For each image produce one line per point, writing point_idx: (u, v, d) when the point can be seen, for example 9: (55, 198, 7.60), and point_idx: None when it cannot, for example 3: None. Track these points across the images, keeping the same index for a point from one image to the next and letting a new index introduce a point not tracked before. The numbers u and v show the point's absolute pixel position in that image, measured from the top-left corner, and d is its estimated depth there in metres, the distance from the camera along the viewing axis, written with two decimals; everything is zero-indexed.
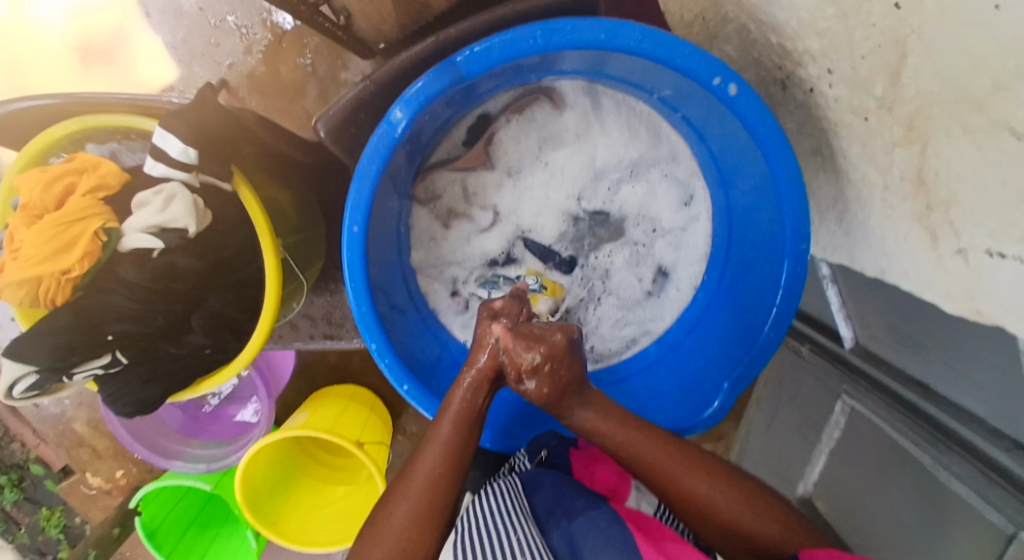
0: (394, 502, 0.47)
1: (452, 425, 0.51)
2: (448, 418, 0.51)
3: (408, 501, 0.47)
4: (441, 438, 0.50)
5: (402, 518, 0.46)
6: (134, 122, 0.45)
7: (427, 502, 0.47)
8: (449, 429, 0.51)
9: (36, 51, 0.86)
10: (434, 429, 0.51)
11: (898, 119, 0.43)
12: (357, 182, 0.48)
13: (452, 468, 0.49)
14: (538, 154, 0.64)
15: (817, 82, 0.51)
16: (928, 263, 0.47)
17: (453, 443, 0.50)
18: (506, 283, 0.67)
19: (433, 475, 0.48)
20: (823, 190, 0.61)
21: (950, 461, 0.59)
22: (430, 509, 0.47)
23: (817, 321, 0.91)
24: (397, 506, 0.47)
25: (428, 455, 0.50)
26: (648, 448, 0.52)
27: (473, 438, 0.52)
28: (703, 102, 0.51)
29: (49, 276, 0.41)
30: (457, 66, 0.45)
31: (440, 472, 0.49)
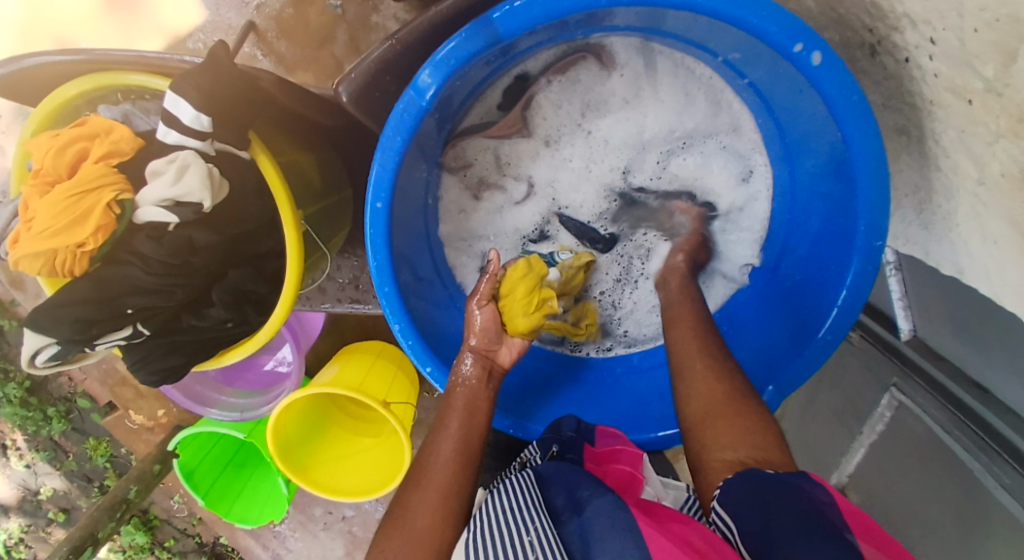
0: (410, 497, 0.45)
1: (461, 417, 0.50)
2: (455, 415, 0.50)
3: (426, 488, 0.45)
4: (448, 429, 0.49)
5: (421, 508, 0.44)
6: (146, 82, 0.42)
7: (443, 493, 0.45)
8: (458, 419, 0.50)
9: None
10: (444, 420, 0.50)
11: (1007, 107, 0.36)
12: (380, 155, 0.44)
13: (466, 456, 0.48)
14: (581, 122, 0.58)
15: (914, 53, 0.43)
16: (1019, 270, 0.41)
17: (462, 430, 0.50)
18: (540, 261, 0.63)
19: (447, 462, 0.47)
20: (904, 175, 0.53)
21: (1002, 472, 0.57)
22: (449, 496, 0.45)
23: (873, 306, 0.85)
24: (415, 495, 0.45)
25: (440, 444, 0.49)
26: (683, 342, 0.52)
27: (484, 424, 0.51)
28: (777, 70, 0.45)
29: (64, 248, 0.39)
30: (493, 24, 0.39)
31: (456, 459, 0.48)
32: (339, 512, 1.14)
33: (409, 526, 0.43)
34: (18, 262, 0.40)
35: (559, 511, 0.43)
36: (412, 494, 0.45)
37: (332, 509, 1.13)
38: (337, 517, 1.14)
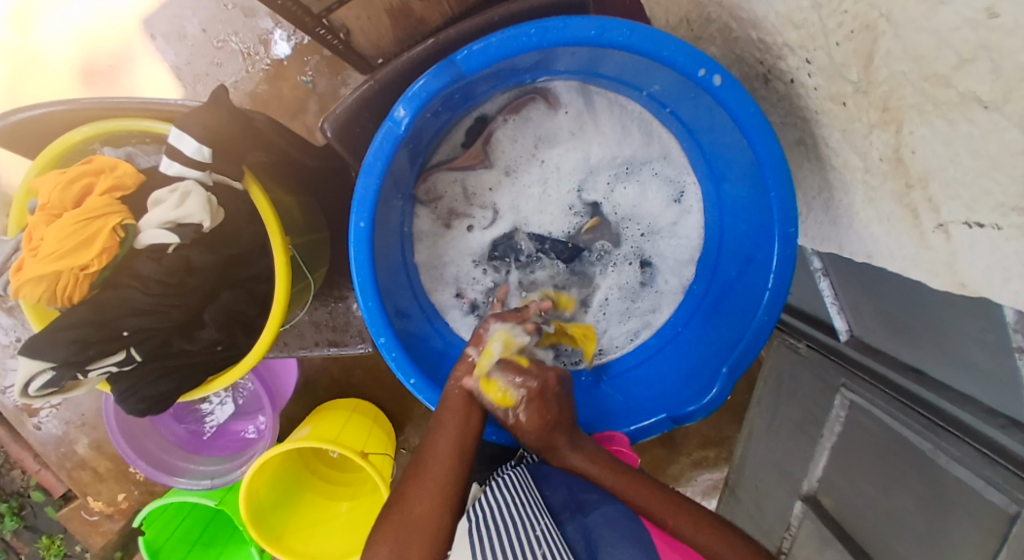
0: (409, 490, 0.49)
1: (456, 412, 0.53)
2: (450, 408, 0.53)
3: (422, 482, 0.49)
4: (448, 425, 0.52)
5: (421, 498, 0.48)
6: (148, 126, 0.47)
7: (444, 483, 0.50)
8: (455, 416, 0.53)
9: (41, 69, 0.89)
10: (439, 416, 0.53)
11: (873, 101, 0.45)
12: (363, 179, 0.50)
13: (461, 454, 0.52)
14: (535, 153, 0.66)
15: (797, 73, 0.54)
16: (910, 240, 0.49)
17: (460, 426, 0.53)
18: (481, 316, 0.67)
19: (445, 454, 0.51)
20: (808, 179, 0.64)
21: (948, 445, 0.61)
22: (447, 490, 0.49)
23: (812, 316, 0.94)
24: (415, 487, 0.49)
25: (440, 438, 0.52)
26: (618, 482, 0.53)
27: (478, 420, 0.54)
28: (691, 95, 0.54)
29: (68, 271, 0.42)
30: (457, 64, 0.48)
31: (452, 454, 0.51)
32: None
33: (411, 519, 0.47)
34: (19, 289, 0.43)
35: (558, 511, 0.50)
36: (409, 487, 0.49)
37: None
38: None
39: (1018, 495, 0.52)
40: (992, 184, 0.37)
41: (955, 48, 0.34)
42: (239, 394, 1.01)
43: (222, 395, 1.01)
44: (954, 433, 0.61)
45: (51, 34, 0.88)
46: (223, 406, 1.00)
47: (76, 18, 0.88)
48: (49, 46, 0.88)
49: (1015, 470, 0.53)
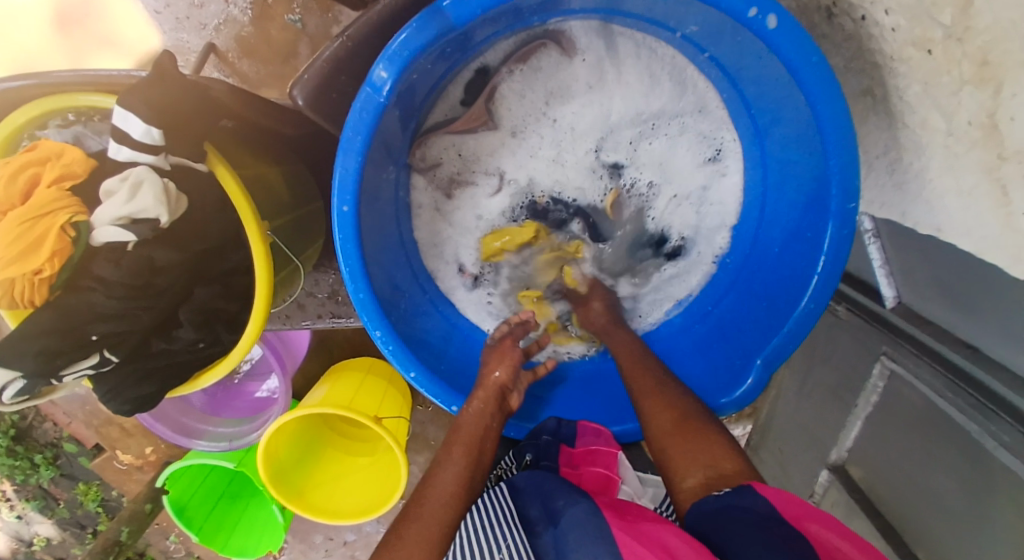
0: (404, 530, 0.41)
1: (464, 449, 0.47)
2: (459, 444, 0.48)
3: (423, 520, 0.42)
4: (453, 462, 0.46)
5: (417, 544, 0.40)
6: (94, 101, 0.41)
7: (444, 526, 0.42)
8: (462, 453, 0.47)
9: (9, 20, 0.81)
10: (445, 450, 0.47)
11: (969, 52, 0.36)
12: (343, 156, 0.43)
13: (469, 496, 0.45)
14: (547, 109, 0.57)
15: (871, 10, 0.43)
16: (993, 219, 0.41)
17: (468, 466, 0.47)
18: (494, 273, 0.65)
19: (450, 493, 0.44)
20: (873, 136, 0.54)
21: (1000, 431, 0.56)
22: (444, 537, 0.41)
23: (857, 279, 0.86)
24: (408, 528, 0.41)
25: (444, 473, 0.46)
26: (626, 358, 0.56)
27: (485, 461, 0.48)
28: (733, 36, 0.44)
29: (20, 277, 0.38)
30: (445, 13, 0.40)
31: (456, 494, 0.44)
32: (339, 537, 1.12)
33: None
34: None
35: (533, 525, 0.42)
36: (403, 532, 0.41)
37: (332, 535, 1.11)
38: (338, 543, 1.12)
39: None
40: None
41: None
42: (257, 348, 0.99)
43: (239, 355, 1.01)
44: (1003, 417, 0.56)
45: None
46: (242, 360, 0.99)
47: None
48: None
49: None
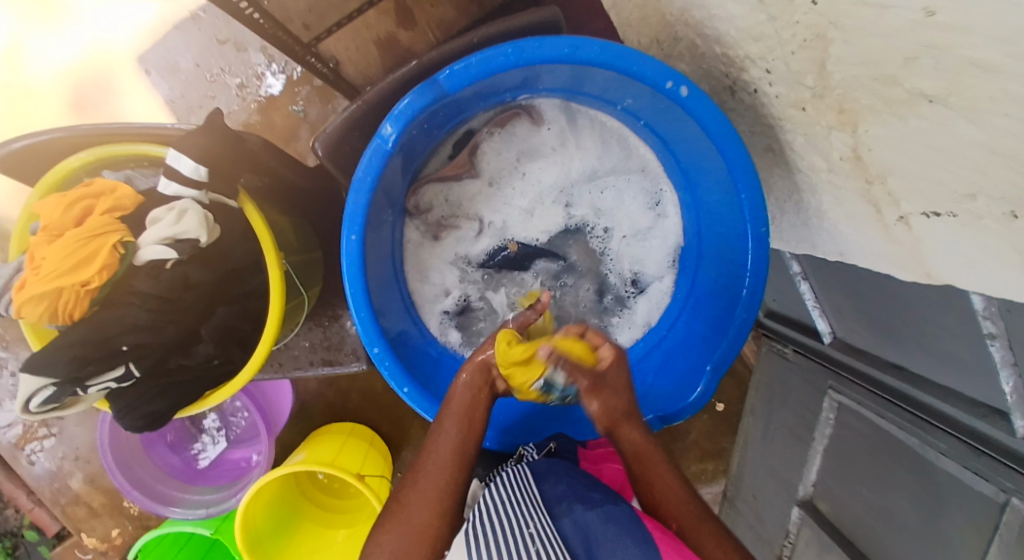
0: (409, 495, 0.50)
1: (456, 423, 0.54)
2: (452, 419, 0.54)
3: (422, 485, 0.50)
4: (447, 433, 0.53)
5: (420, 506, 0.49)
6: (146, 150, 0.50)
7: (441, 490, 0.50)
8: (454, 427, 0.54)
9: (33, 102, 0.93)
10: (440, 422, 0.54)
11: (830, 104, 0.48)
12: (353, 195, 0.52)
13: (461, 461, 0.52)
14: (518, 166, 0.69)
15: (759, 84, 0.57)
16: (877, 235, 0.52)
17: (461, 437, 0.53)
18: (473, 316, 0.72)
19: (445, 459, 0.52)
20: (779, 185, 0.67)
21: (936, 439, 0.64)
22: (441, 496, 0.50)
23: (798, 323, 0.96)
24: (413, 492, 0.50)
25: (439, 444, 0.53)
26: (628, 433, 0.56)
27: (478, 430, 0.55)
28: (662, 106, 0.57)
29: (70, 287, 0.44)
30: (440, 83, 0.51)
31: (450, 459, 0.52)
32: None
33: (410, 527, 0.48)
34: (21, 307, 0.44)
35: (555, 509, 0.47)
36: (407, 494, 0.50)
37: None
38: None
39: (1004, 481, 0.54)
40: (946, 175, 0.40)
41: (901, 49, 0.37)
42: (233, 426, 1.00)
43: (213, 433, 0.99)
44: (946, 431, 0.63)
45: (43, 70, 0.92)
46: (215, 443, 0.99)
47: (69, 56, 0.92)
48: (41, 81, 0.93)
49: (1008, 461, 0.54)
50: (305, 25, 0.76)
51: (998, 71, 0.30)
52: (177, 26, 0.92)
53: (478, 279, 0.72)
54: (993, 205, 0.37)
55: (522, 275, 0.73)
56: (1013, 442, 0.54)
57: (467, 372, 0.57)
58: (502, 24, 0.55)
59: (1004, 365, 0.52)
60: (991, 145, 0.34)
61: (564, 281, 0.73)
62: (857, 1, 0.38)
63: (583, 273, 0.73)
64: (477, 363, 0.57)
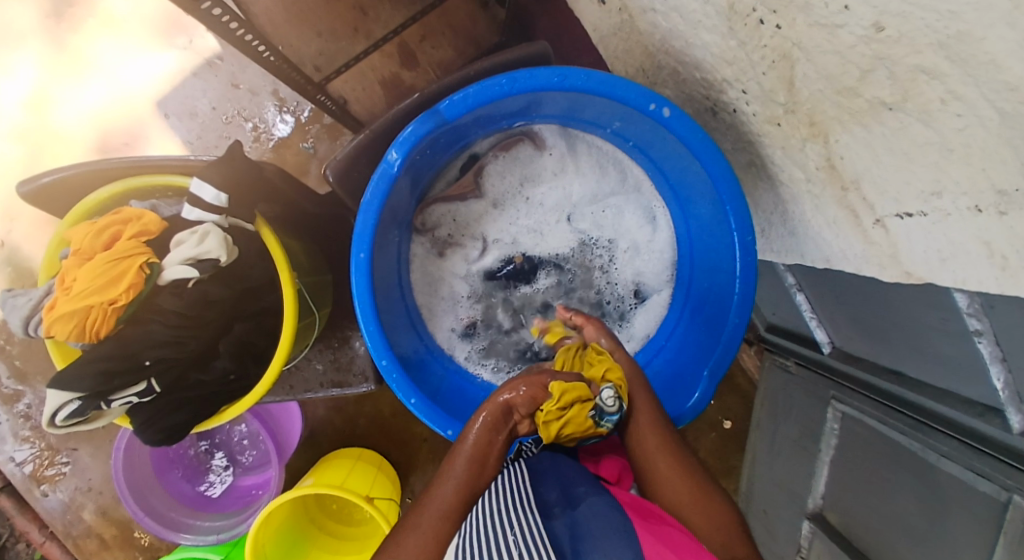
0: (402, 538, 0.48)
1: (465, 464, 0.52)
2: (460, 458, 0.52)
3: (419, 533, 0.48)
4: (453, 475, 0.51)
5: (413, 549, 0.46)
6: (171, 179, 0.54)
7: (437, 534, 0.48)
8: (463, 468, 0.52)
9: (57, 146, 0.99)
10: (447, 464, 0.52)
11: (802, 118, 0.52)
12: (362, 215, 0.56)
13: (464, 507, 0.50)
14: (522, 189, 0.73)
15: (737, 104, 0.61)
16: (857, 239, 0.55)
17: (468, 480, 0.51)
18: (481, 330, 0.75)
19: (445, 508, 0.49)
20: (764, 198, 0.71)
21: (939, 442, 0.64)
22: (438, 544, 0.47)
23: (796, 336, 0.98)
24: (408, 535, 0.47)
25: (442, 491, 0.50)
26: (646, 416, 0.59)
27: (486, 474, 0.53)
28: (648, 127, 0.61)
29: (99, 305, 0.47)
30: (441, 112, 0.55)
31: (451, 504, 0.50)
32: None
33: None
34: (52, 325, 0.47)
35: (548, 506, 0.47)
36: (403, 539, 0.48)
37: None
38: None
39: (1005, 479, 0.54)
40: (911, 176, 0.43)
41: (856, 63, 0.41)
42: (240, 463, 1.01)
43: (224, 471, 1.00)
44: (947, 433, 0.63)
45: (68, 116, 0.99)
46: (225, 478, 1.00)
47: (92, 102, 0.99)
48: (66, 126, 0.99)
49: (1006, 458, 0.55)
50: (316, 67, 0.77)
51: (942, 75, 0.34)
52: (194, 73, 0.98)
53: (483, 296, 0.75)
54: (957, 200, 0.40)
55: (524, 292, 0.75)
56: (1009, 438, 0.54)
57: (485, 411, 0.55)
58: (499, 57, 0.60)
59: (993, 361, 0.53)
60: (947, 144, 0.37)
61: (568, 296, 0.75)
62: (814, 25, 0.42)
63: (581, 288, 0.75)
64: (495, 406, 0.55)
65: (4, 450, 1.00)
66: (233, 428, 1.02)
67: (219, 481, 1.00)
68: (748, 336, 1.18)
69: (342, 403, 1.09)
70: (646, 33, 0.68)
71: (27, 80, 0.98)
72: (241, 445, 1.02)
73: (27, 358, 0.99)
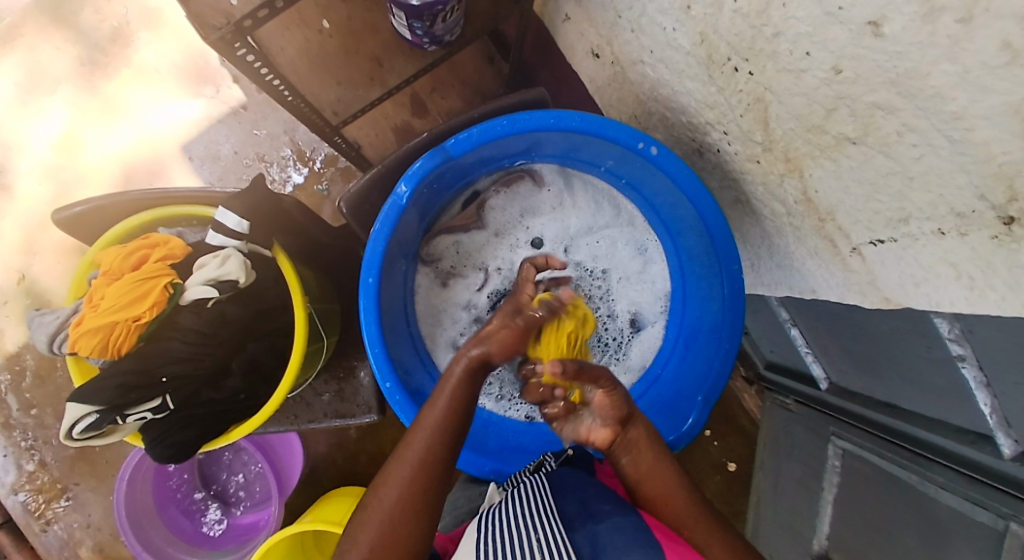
0: (385, 484, 0.50)
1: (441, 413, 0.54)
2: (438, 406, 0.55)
3: (399, 480, 0.50)
4: (429, 424, 0.53)
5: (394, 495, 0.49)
6: (197, 209, 0.58)
7: (416, 483, 0.50)
8: (438, 417, 0.54)
9: (85, 186, 1.06)
10: (423, 416, 0.54)
11: (778, 155, 0.57)
12: (372, 243, 0.60)
13: (440, 454, 0.52)
14: (521, 221, 0.78)
15: (720, 144, 0.66)
16: (837, 268, 0.59)
17: (444, 429, 0.53)
18: None
19: (421, 458, 0.51)
20: (751, 232, 0.75)
21: (936, 474, 0.65)
22: (417, 490, 0.50)
23: (793, 372, 1.00)
24: (389, 484, 0.50)
25: (418, 440, 0.52)
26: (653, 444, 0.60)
27: (461, 425, 0.55)
28: (637, 164, 0.66)
29: (123, 321, 0.50)
30: (447, 148, 0.60)
31: (429, 452, 0.52)
32: None
33: (383, 517, 0.48)
34: (77, 339, 0.50)
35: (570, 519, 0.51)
36: (381, 488, 0.50)
37: None
38: None
39: (1001, 508, 0.54)
40: (879, 205, 0.47)
41: (821, 102, 0.46)
42: (233, 513, 1.01)
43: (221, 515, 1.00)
44: (943, 463, 0.65)
45: (99, 158, 1.06)
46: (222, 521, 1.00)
47: (123, 147, 1.06)
48: (95, 167, 1.05)
49: (999, 486, 0.56)
50: (334, 112, 0.78)
51: (897, 109, 0.38)
52: (219, 120, 1.06)
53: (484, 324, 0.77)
54: (923, 225, 0.43)
55: None
56: (1001, 464, 0.55)
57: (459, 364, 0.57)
58: (501, 102, 0.65)
59: (978, 387, 0.54)
60: (907, 172, 0.41)
61: None
62: (781, 70, 0.47)
63: None
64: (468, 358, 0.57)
65: (6, 482, 1.00)
66: (230, 478, 1.02)
67: (217, 523, 1.00)
68: (747, 375, 1.19)
69: (344, 439, 1.09)
70: (636, 83, 0.74)
71: (61, 122, 1.06)
72: (236, 496, 1.02)
73: (37, 389, 1.01)
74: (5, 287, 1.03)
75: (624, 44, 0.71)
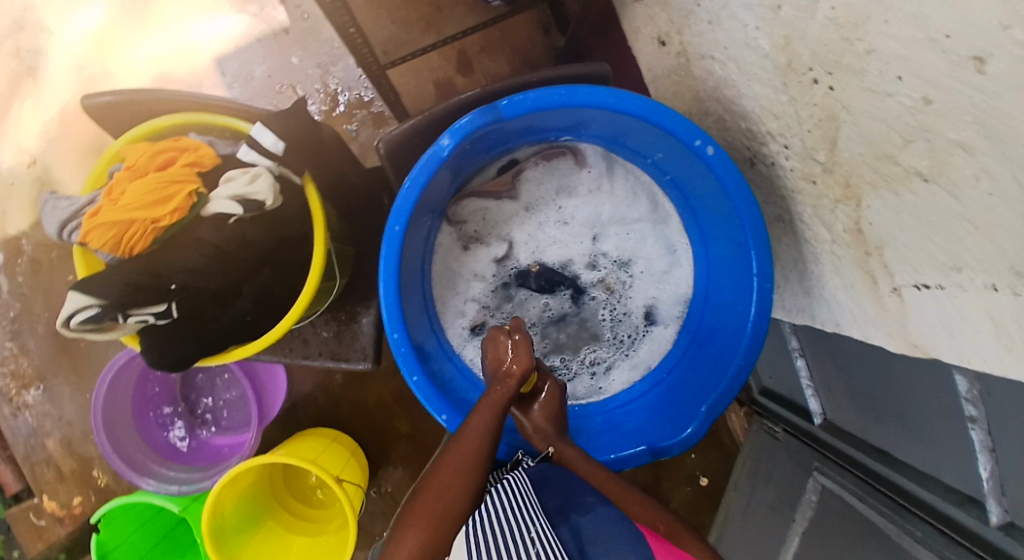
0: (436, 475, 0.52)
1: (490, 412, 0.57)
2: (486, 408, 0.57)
3: (449, 467, 0.52)
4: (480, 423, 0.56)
5: (444, 484, 0.50)
6: (233, 122, 0.56)
7: (466, 473, 0.52)
8: (489, 417, 0.57)
9: (111, 79, 1.02)
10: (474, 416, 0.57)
11: (837, 178, 0.55)
12: (408, 187, 0.58)
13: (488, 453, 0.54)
14: (555, 200, 0.76)
15: (777, 157, 0.65)
16: (870, 304, 0.57)
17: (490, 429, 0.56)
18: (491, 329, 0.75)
19: (470, 451, 0.53)
20: (786, 252, 0.74)
21: (914, 526, 0.64)
22: (467, 483, 0.51)
23: (789, 401, 1.00)
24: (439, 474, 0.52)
25: (469, 438, 0.55)
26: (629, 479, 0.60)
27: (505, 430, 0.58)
28: (687, 161, 0.64)
29: (141, 221, 0.48)
30: (499, 109, 0.58)
31: (480, 448, 0.54)
32: None
33: (437, 498, 0.49)
34: (92, 230, 0.49)
35: (553, 505, 0.51)
36: (432, 479, 0.51)
37: None
38: None
39: None
40: (934, 247, 0.46)
41: (899, 131, 0.44)
42: (202, 433, 1.00)
43: (189, 433, 0.99)
44: (923, 517, 0.64)
45: (129, 54, 1.02)
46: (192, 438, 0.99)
47: (156, 47, 1.02)
48: (123, 63, 1.02)
49: (977, 549, 0.54)
50: None
51: (978, 151, 0.36)
52: (259, 39, 1.02)
53: (499, 299, 0.77)
54: (976, 277, 0.42)
55: (540, 303, 0.77)
56: (986, 531, 0.53)
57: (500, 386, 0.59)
58: (559, 71, 0.63)
59: (981, 450, 0.53)
60: (972, 219, 0.40)
61: (578, 315, 0.77)
62: (864, 89, 0.45)
63: (595, 305, 0.77)
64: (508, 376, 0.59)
65: None
66: (200, 399, 1.01)
67: (185, 440, 0.99)
68: (740, 396, 1.20)
69: (330, 383, 1.08)
70: (700, 79, 0.72)
71: (103, 14, 1.02)
72: (205, 417, 1.01)
73: (32, 276, 0.99)
74: (16, 169, 1.01)
75: (696, 36, 0.68)
